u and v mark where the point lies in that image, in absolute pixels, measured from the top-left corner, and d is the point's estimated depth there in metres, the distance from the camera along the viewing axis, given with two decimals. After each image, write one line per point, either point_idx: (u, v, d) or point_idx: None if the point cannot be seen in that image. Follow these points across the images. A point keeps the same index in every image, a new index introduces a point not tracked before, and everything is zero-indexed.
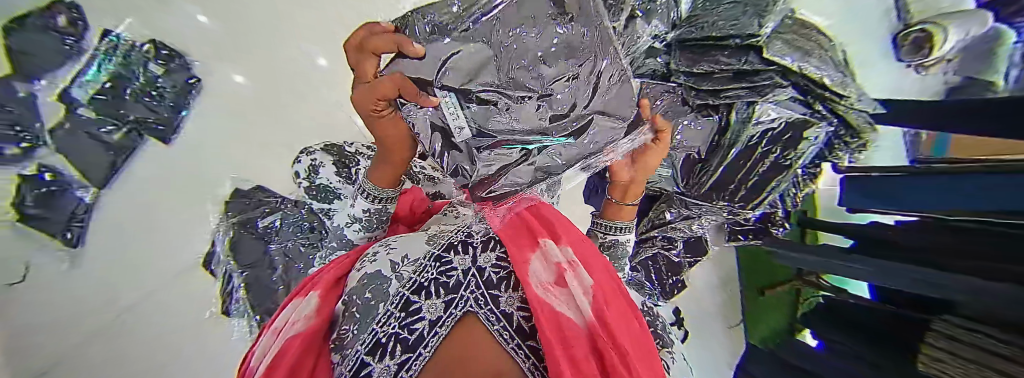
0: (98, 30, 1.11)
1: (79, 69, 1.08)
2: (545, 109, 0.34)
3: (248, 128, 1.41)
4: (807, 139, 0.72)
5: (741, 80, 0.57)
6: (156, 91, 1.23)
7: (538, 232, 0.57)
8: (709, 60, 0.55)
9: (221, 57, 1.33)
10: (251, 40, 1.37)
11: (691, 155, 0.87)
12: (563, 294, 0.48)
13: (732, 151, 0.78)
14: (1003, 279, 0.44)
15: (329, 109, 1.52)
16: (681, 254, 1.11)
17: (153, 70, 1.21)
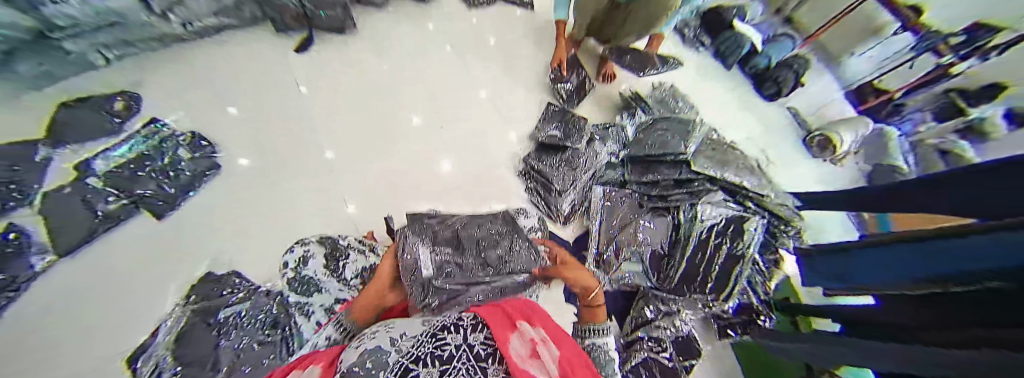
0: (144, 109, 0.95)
1: (107, 143, 0.79)
2: (482, 269, 0.75)
3: (267, 195, 0.90)
4: (748, 230, 0.86)
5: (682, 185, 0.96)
6: (166, 172, 0.83)
7: (514, 313, 0.52)
8: (653, 171, 1.00)
9: (232, 97, 0.94)
10: (269, 75, 0.98)
11: (655, 252, 0.95)
12: (538, 363, 0.39)
13: (690, 243, 0.91)
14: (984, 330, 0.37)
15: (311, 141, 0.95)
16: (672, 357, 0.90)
17: (182, 152, 0.85)
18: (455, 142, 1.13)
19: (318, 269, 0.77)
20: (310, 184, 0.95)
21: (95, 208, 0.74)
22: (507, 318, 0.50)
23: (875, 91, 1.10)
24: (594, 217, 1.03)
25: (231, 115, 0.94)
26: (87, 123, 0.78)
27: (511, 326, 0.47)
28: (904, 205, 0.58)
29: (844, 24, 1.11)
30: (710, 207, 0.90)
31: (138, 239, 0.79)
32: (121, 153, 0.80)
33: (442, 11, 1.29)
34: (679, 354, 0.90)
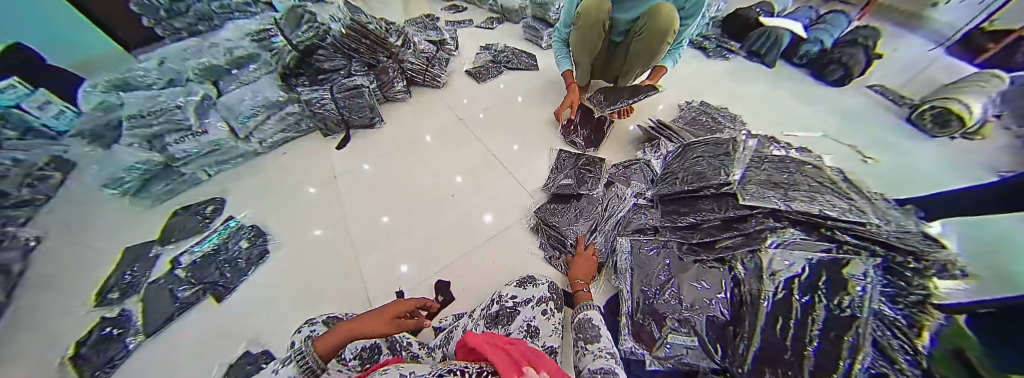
0: (228, 215, 1.00)
1: (193, 243, 0.92)
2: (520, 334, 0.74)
3: (299, 273, 0.91)
4: (851, 277, 0.56)
5: (732, 231, 0.73)
6: (228, 261, 0.90)
7: (519, 362, 0.35)
8: (688, 211, 0.81)
9: (295, 185, 1.10)
10: (321, 165, 1.17)
11: (714, 318, 0.68)
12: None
13: (766, 306, 0.61)
14: None
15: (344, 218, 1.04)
16: None
17: (241, 245, 0.93)
18: (477, 201, 1.10)
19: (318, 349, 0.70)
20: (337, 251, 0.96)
21: (175, 295, 0.81)
22: (511, 368, 0.33)
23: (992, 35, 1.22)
24: (621, 275, 0.83)
25: (282, 198, 1.07)
26: (187, 226, 0.94)
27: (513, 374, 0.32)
28: None
29: None
30: (784, 255, 0.64)
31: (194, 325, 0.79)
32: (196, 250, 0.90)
33: (456, 88, 1.46)
34: None
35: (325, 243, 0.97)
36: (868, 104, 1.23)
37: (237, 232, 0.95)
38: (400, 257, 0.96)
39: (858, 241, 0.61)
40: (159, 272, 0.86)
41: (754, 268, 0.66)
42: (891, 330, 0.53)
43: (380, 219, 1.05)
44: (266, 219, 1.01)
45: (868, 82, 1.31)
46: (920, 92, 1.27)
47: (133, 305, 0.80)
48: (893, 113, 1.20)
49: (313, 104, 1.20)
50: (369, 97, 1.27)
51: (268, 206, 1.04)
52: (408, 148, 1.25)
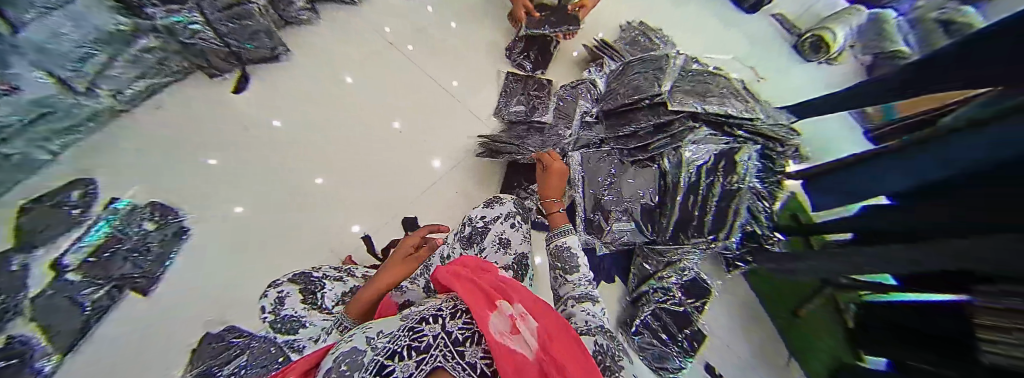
0: (107, 197, 0.79)
1: (75, 238, 0.71)
2: (494, 251, 0.85)
3: (243, 240, 0.91)
4: (740, 161, 0.81)
5: (659, 135, 0.88)
6: (135, 247, 0.77)
7: (492, 294, 0.47)
8: (626, 125, 0.94)
9: (191, 146, 0.94)
10: (218, 122, 1.00)
11: (646, 205, 0.89)
12: (518, 338, 0.36)
13: (681, 189, 0.84)
14: (995, 236, 0.34)
15: (279, 174, 1.03)
16: (683, 300, 0.90)
17: (143, 228, 0.80)
18: (422, 145, 1.17)
19: (298, 307, 0.71)
20: (288, 209, 1.00)
21: (81, 301, 0.68)
22: (485, 301, 0.45)
23: None
24: (575, 181, 0.95)
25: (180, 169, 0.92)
26: (53, 222, 0.69)
27: (488, 306, 0.43)
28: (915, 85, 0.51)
29: None
30: (694, 147, 0.83)
31: (129, 318, 0.73)
32: (83, 246, 0.71)
33: (381, 12, 1.31)
34: (688, 298, 0.90)
35: (258, 213, 0.96)
36: (767, 32, 1.36)
37: (133, 211, 0.79)
38: (365, 214, 1.07)
39: (756, 135, 0.81)
40: (41, 283, 0.64)
41: (676, 161, 0.84)
42: (748, 194, 0.82)
43: (315, 179, 1.07)
44: (172, 190, 0.88)
45: (774, 9, 1.39)
46: (812, 19, 1.34)
47: (29, 327, 0.61)
48: (780, 38, 1.35)
49: (180, 33, 0.87)
50: (262, 17, 1.00)
51: (166, 176, 0.89)
52: (330, 92, 1.17)
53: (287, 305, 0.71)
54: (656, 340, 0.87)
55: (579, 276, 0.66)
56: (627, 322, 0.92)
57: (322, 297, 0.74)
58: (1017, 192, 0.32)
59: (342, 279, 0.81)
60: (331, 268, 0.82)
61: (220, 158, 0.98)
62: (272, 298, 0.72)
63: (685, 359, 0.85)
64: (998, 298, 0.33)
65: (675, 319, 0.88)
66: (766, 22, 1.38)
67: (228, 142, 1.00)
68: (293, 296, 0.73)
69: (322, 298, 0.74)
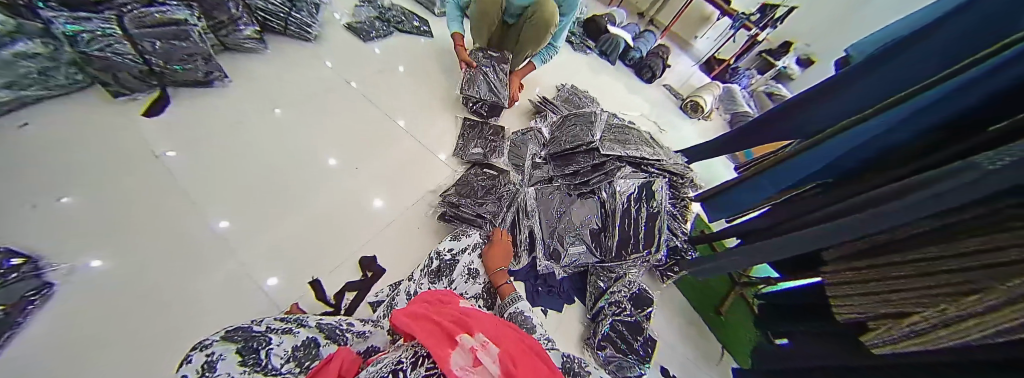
0: None
1: None
2: (466, 281, 0.85)
3: (123, 299, 0.71)
4: (657, 191, 1.07)
5: (596, 173, 1.12)
6: None
7: (452, 325, 0.39)
8: (569, 165, 1.16)
9: (61, 188, 0.77)
10: (107, 157, 0.86)
11: (593, 230, 1.05)
12: (481, 371, 0.30)
13: (618, 214, 1.04)
14: (872, 213, 0.51)
15: (184, 209, 0.86)
16: (634, 314, 1.03)
17: None
18: (361, 187, 1.07)
19: (235, 371, 0.51)
20: (192, 249, 0.82)
21: None
22: (444, 336, 0.37)
23: (717, 63, 2.16)
24: (533, 214, 1.05)
25: (57, 210, 0.75)
26: None
27: (447, 342, 0.36)
28: (772, 132, 0.80)
29: (684, 18, 2.26)
30: (624, 181, 1.07)
31: None
32: None
33: (330, 50, 1.34)
34: (637, 309, 1.03)
35: (158, 259, 0.77)
36: (663, 98, 1.92)
37: None
38: (292, 265, 0.88)
39: (662, 170, 1.13)
40: None
41: (609, 196, 1.07)
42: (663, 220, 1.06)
43: (217, 224, 0.87)
44: (38, 238, 0.71)
45: (662, 84, 2.00)
46: (687, 90, 2.06)
47: None
48: (671, 103, 1.92)
49: (79, 43, 0.79)
50: (201, 40, 0.99)
51: (24, 225, 0.71)
52: (262, 121, 1.08)
53: (220, 371, 0.50)
54: (617, 351, 0.96)
55: (537, 334, 0.68)
56: (590, 340, 1.00)
57: (267, 357, 0.56)
58: (898, 186, 0.49)
59: (294, 331, 0.65)
60: (271, 322, 0.66)
61: (92, 193, 0.80)
62: (197, 364, 0.51)
63: (640, 367, 0.95)
64: (898, 276, 0.52)
65: (632, 331, 1.00)
66: (661, 91, 1.96)
67: (122, 187, 0.83)
68: (228, 359, 0.53)
69: (267, 356, 0.56)
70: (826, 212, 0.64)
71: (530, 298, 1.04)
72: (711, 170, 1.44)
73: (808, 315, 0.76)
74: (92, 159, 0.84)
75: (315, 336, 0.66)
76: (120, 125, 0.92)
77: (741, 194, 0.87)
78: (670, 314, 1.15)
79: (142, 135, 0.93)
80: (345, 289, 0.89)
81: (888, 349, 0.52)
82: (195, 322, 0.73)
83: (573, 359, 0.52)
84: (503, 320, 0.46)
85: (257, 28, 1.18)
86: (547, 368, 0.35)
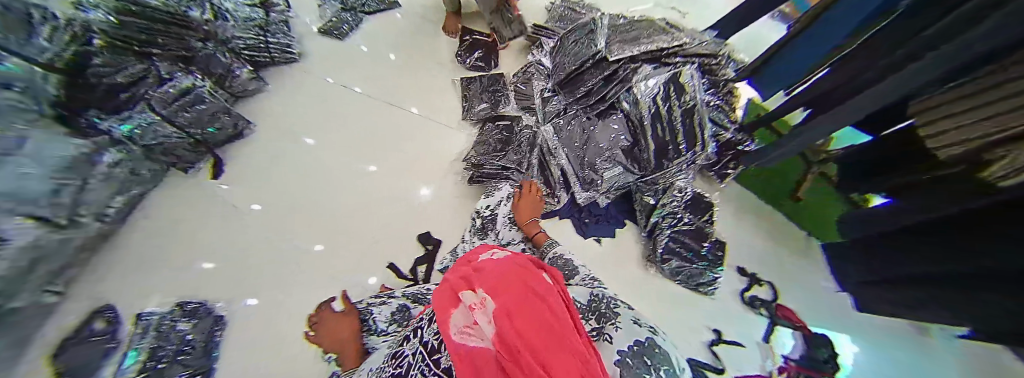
0: (134, 315, 0.82)
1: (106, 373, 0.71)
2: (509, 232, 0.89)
3: (265, 313, 0.92)
4: (685, 81, 0.96)
5: (610, 83, 1.04)
6: (182, 343, 0.80)
7: (459, 279, 0.42)
8: (582, 86, 1.08)
9: (176, 252, 0.94)
10: (196, 216, 1.01)
11: (623, 147, 1.00)
12: (475, 331, 0.32)
13: (647, 118, 0.97)
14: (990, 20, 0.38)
15: (271, 239, 1.03)
16: (693, 219, 1.02)
17: (181, 327, 0.82)
18: (399, 180, 1.17)
19: None
20: (290, 267, 1.00)
21: None
22: (454, 291, 0.41)
23: None
24: (557, 152, 1.03)
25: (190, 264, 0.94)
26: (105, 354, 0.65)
27: (455, 299, 0.40)
28: None
29: None
30: (644, 82, 0.97)
31: None
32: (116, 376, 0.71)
33: (319, 63, 1.35)
34: (696, 215, 1.02)
35: (274, 281, 0.97)
36: None
37: (165, 318, 0.83)
38: (370, 259, 1.05)
39: (689, 55, 1.00)
40: None
41: (633, 101, 0.98)
42: (699, 111, 0.96)
43: (313, 248, 1.05)
44: (186, 289, 0.90)
45: None
46: None
47: None
48: None
49: (135, 139, 0.95)
50: (214, 97, 1.10)
51: (165, 280, 0.90)
52: (294, 152, 1.18)
53: None
54: (683, 261, 0.98)
55: (579, 277, 0.71)
56: (652, 256, 1.02)
57: (374, 322, 0.76)
58: None
59: (388, 301, 0.81)
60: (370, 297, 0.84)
61: (202, 248, 0.97)
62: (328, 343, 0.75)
63: (711, 271, 0.96)
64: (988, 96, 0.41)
65: (693, 236, 1.01)
66: None
67: (225, 243, 0.99)
68: None
69: (374, 322, 0.76)
70: (922, 36, 0.49)
71: (581, 233, 1.08)
72: (758, 35, 1.14)
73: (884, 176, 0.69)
74: (188, 223, 0.99)
75: (404, 302, 0.80)
76: (184, 184, 1.04)
77: (790, 59, 0.82)
78: (733, 216, 1.10)
79: (207, 190, 1.06)
80: (415, 264, 1.04)
81: (1010, 181, 0.40)
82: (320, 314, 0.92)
83: (599, 299, 0.57)
84: (527, 256, 0.43)
85: (250, 69, 1.22)
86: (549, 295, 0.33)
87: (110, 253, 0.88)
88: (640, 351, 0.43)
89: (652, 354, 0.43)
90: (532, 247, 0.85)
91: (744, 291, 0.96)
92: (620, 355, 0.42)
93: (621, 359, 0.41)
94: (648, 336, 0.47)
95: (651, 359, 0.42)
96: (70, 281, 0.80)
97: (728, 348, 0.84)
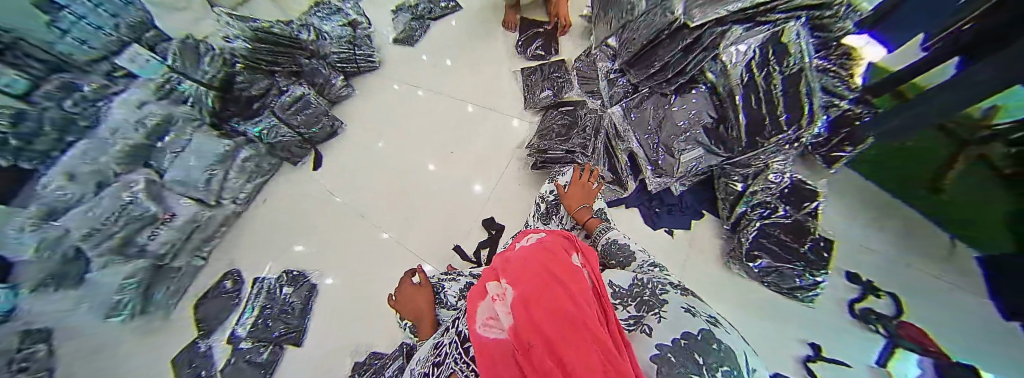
0: (252, 279, 1.04)
1: (235, 320, 0.96)
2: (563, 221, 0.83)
3: (347, 287, 1.04)
4: (789, 36, 0.78)
5: (687, 54, 0.89)
6: (283, 304, 0.99)
7: (491, 273, 0.42)
8: (656, 62, 0.94)
9: (286, 234, 1.13)
10: (301, 203, 1.19)
11: (706, 125, 0.86)
12: (495, 326, 0.31)
13: (738, 98, 0.82)
14: None
15: (353, 222, 1.16)
16: (790, 211, 0.85)
17: (285, 291, 1.01)
18: (465, 171, 1.20)
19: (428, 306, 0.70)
20: (368, 247, 1.12)
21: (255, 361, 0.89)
22: (484, 282, 0.41)
23: None
24: (626, 135, 0.94)
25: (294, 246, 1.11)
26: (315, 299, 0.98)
27: (483, 292, 0.39)
28: None
29: None
30: (733, 49, 0.81)
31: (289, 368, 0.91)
32: (243, 325, 0.95)
33: (394, 68, 1.52)
34: (796, 207, 0.85)
35: (359, 259, 1.09)
36: None
37: (276, 283, 1.03)
38: (439, 242, 1.09)
39: (792, 10, 0.79)
40: (224, 355, 0.89)
41: (717, 72, 0.84)
42: (809, 71, 0.77)
43: (380, 236, 1.14)
44: (292, 262, 1.08)
45: None
46: None
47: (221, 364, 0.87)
48: None
49: (264, 137, 1.19)
50: (318, 102, 1.32)
51: (276, 255, 1.09)
52: (374, 148, 1.32)
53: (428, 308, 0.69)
54: (777, 259, 0.82)
55: (636, 264, 0.62)
56: (737, 252, 0.88)
57: (445, 295, 0.82)
58: None
59: (455, 279, 0.86)
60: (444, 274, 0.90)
61: (303, 231, 1.14)
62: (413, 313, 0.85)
63: (812, 274, 0.77)
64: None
65: (791, 231, 0.84)
66: None
67: (312, 228, 1.14)
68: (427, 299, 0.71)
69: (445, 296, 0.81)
70: None
71: (650, 222, 1.00)
72: None
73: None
74: (296, 209, 1.18)
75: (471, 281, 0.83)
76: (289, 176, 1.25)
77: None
78: (865, 220, 0.81)
79: (308, 179, 1.25)
80: (480, 247, 1.05)
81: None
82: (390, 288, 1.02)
83: (644, 284, 0.49)
84: (544, 246, 0.39)
85: (342, 77, 1.43)
86: (571, 289, 0.30)
87: (244, 232, 1.12)
88: (688, 345, 0.31)
89: (707, 351, 0.29)
90: (587, 236, 0.76)
91: None
92: (660, 350, 0.32)
93: (660, 354, 0.31)
94: (702, 328, 0.33)
95: (705, 357, 0.28)
96: (226, 251, 1.08)
97: (827, 367, 0.62)
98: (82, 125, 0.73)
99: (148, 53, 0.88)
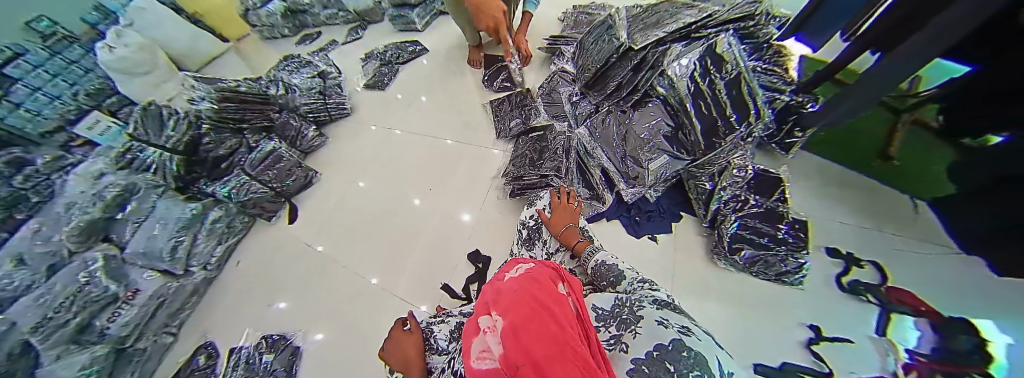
0: (227, 350, 0.95)
1: None
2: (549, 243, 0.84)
3: (330, 345, 0.95)
4: (724, 49, 0.89)
5: (641, 71, 1.00)
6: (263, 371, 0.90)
7: (483, 308, 0.42)
8: (613, 81, 1.06)
9: (264, 294, 1.06)
10: (278, 261, 1.14)
11: (666, 132, 0.93)
12: (489, 355, 0.31)
13: (688, 106, 0.90)
14: None
15: (334, 273, 1.10)
16: (761, 200, 0.92)
17: (265, 359, 0.92)
18: (448, 204, 1.19)
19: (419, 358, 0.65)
20: (349, 297, 1.05)
21: None
22: (476, 319, 0.41)
23: None
24: (596, 152, 1.00)
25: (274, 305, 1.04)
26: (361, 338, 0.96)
27: (476, 328, 0.39)
28: None
29: None
30: (676, 64, 0.92)
31: None
32: None
33: (366, 112, 1.54)
34: (764, 196, 0.93)
35: (341, 312, 1.01)
36: None
37: (256, 351, 0.94)
38: (428, 281, 1.04)
39: (721, 25, 0.95)
40: None
41: (669, 82, 0.93)
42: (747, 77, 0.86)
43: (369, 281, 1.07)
44: (270, 325, 1.00)
45: None
46: None
47: None
48: None
49: (233, 196, 1.15)
50: (291, 154, 1.31)
51: (253, 319, 1.01)
52: (352, 192, 1.29)
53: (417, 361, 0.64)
54: (759, 248, 0.87)
55: (627, 282, 0.62)
56: (718, 248, 0.92)
57: (435, 341, 0.75)
58: None
59: (445, 320, 0.81)
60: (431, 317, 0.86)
61: (282, 289, 1.07)
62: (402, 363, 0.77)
63: (796, 256, 0.85)
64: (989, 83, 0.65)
65: (763, 218, 0.90)
66: None
67: (290, 286, 1.08)
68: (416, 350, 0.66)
69: (435, 342, 0.75)
70: None
71: (634, 232, 1.01)
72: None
73: (983, 122, 0.69)
74: (273, 269, 1.11)
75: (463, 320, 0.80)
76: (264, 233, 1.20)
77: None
78: (835, 196, 0.98)
79: (286, 234, 1.20)
80: (468, 282, 1.01)
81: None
82: (376, 340, 0.94)
83: (625, 303, 0.48)
84: (532, 277, 0.39)
85: (315, 127, 1.42)
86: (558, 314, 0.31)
87: (218, 299, 1.06)
88: (660, 356, 0.32)
89: (677, 359, 0.32)
90: (573, 255, 0.77)
91: (840, 276, 0.85)
92: (634, 364, 0.33)
93: (635, 367, 0.33)
94: (674, 338, 0.35)
95: (675, 364, 0.31)
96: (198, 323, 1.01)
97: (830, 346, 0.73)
98: (34, 200, 0.81)
99: (109, 120, 1.02)
